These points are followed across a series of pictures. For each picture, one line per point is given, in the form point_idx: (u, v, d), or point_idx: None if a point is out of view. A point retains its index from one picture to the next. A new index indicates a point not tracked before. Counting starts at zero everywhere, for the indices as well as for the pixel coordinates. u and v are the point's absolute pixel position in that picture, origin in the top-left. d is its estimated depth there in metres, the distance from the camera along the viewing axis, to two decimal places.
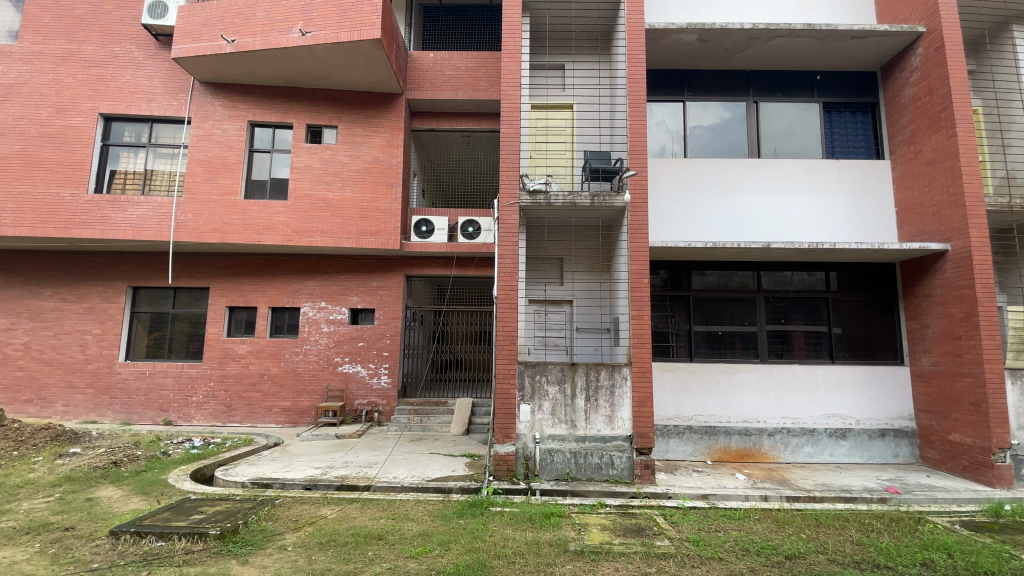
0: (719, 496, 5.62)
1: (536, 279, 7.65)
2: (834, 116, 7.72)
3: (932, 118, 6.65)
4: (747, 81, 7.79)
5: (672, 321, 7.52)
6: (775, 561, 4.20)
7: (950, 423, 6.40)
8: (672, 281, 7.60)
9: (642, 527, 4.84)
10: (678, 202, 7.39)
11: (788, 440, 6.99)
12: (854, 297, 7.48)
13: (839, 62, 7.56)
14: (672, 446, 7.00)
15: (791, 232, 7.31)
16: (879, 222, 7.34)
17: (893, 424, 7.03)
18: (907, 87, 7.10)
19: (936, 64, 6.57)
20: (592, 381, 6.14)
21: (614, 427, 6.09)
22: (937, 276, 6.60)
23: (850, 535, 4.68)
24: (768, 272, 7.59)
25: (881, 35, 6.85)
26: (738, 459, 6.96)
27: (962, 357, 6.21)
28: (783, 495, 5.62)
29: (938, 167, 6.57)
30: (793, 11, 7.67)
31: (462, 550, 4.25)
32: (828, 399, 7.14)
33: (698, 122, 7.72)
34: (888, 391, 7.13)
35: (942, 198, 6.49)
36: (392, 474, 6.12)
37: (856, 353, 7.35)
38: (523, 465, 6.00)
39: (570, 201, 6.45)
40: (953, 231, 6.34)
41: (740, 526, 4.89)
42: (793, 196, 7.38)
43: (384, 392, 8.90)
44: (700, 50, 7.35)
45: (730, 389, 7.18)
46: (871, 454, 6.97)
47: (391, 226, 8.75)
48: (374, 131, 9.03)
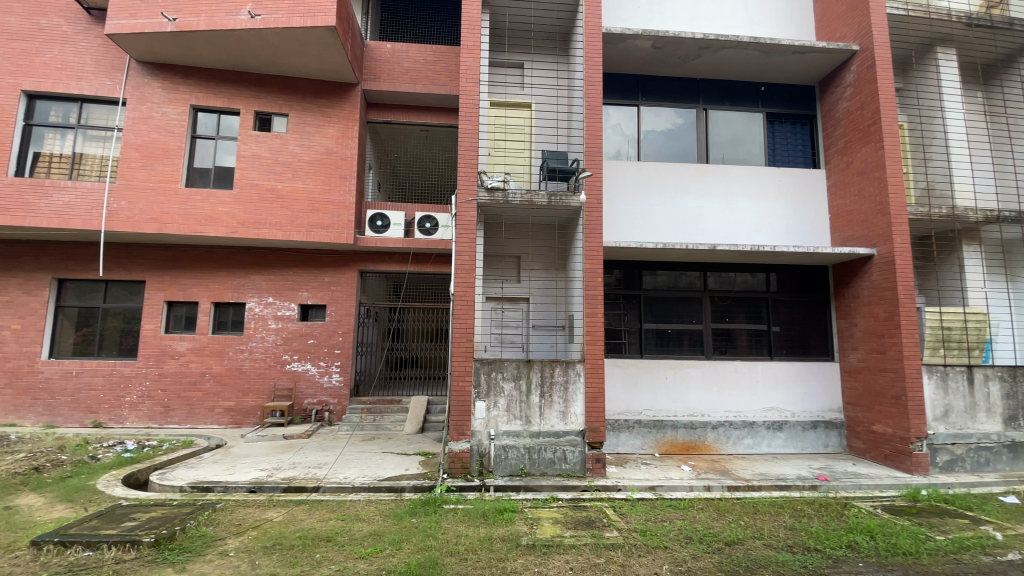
0: (666, 486, 5.84)
1: (493, 276, 7.66)
2: (776, 126, 8.16)
3: (862, 132, 7.15)
4: (697, 89, 8.10)
5: (625, 319, 7.73)
6: (716, 547, 4.41)
7: (874, 414, 6.93)
8: (624, 280, 7.82)
9: (593, 519, 4.96)
10: (631, 202, 7.59)
11: (730, 433, 7.35)
12: (791, 297, 7.95)
13: (781, 75, 7.99)
14: (622, 440, 7.20)
15: (736, 235, 7.67)
16: (815, 227, 7.83)
17: (824, 416, 7.54)
18: (842, 101, 7.60)
19: (867, 82, 7.07)
20: (546, 378, 6.23)
21: (567, 422, 6.21)
22: (864, 278, 7.12)
23: (784, 520, 5.00)
24: (713, 273, 7.95)
25: (819, 51, 7.29)
26: (684, 451, 7.25)
27: (885, 354, 6.74)
28: (725, 485, 5.92)
29: (867, 177, 7.07)
30: (742, 24, 8.02)
31: (414, 549, 4.21)
32: (766, 393, 7.56)
33: (652, 127, 7.96)
34: (820, 385, 7.63)
35: (870, 206, 7.00)
36: (342, 475, 5.96)
37: (793, 350, 7.82)
38: (478, 461, 6.01)
39: (528, 199, 6.52)
40: (879, 236, 6.85)
41: (684, 515, 5.11)
42: (738, 200, 7.75)
43: (335, 391, 8.68)
44: (655, 56, 7.57)
45: (677, 385, 7.45)
46: (804, 444, 7.42)
47: (345, 219, 8.51)
48: (327, 121, 8.75)
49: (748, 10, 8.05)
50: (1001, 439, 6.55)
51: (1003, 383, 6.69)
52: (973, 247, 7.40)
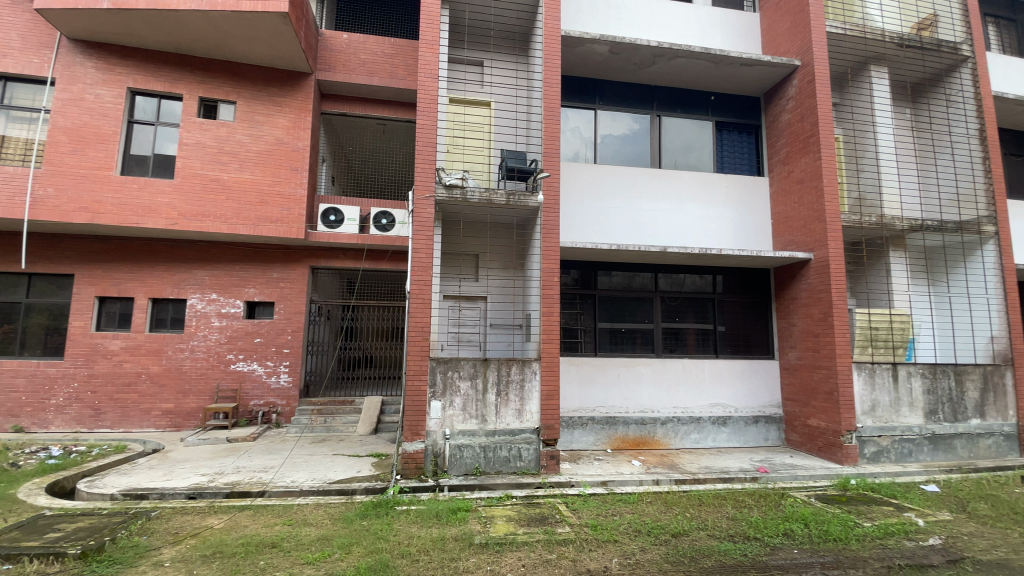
0: (616, 481, 5.99)
1: (450, 274, 7.62)
2: (724, 134, 8.52)
3: (802, 143, 7.57)
4: (652, 95, 8.33)
5: (580, 318, 7.86)
6: (663, 539, 4.57)
7: (809, 409, 7.37)
8: (581, 280, 7.95)
9: (545, 516, 5.02)
10: (587, 204, 7.72)
11: (678, 428, 7.62)
12: (736, 299, 8.33)
13: (729, 86, 8.35)
14: (576, 437, 7.33)
15: (687, 238, 7.95)
16: (759, 231, 8.23)
17: (764, 411, 7.94)
18: (784, 113, 8.03)
19: (807, 96, 7.49)
20: (503, 376, 6.25)
21: (523, 420, 6.25)
22: (802, 281, 7.55)
23: (727, 511, 5.24)
24: (664, 274, 8.22)
25: (765, 65, 7.65)
26: (635, 446, 7.45)
27: (819, 352, 7.17)
28: (673, 478, 6.13)
29: (806, 186, 7.49)
30: (695, 34, 8.31)
31: (364, 552, 4.12)
32: (712, 389, 7.89)
33: (608, 131, 8.13)
34: (761, 381, 8.03)
35: (808, 213, 7.42)
36: (289, 479, 5.76)
37: (737, 348, 8.19)
38: (432, 462, 5.95)
39: (486, 198, 6.51)
40: (816, 242, 7.27)
41: (634, 509, 5.26)
42: (689, 204, 8.03)
43: (283, 391, 8.36)
44: (612, 61, 7.72)
45: (629, 382, 7.65)
46: (747, 438, 7.79)
47: (295, 213, 8.21)
48: (278, 110, 8.42)
49: (700, 21, 8.34)
50: (922, 431, 7.09)
51: (924, 379, 7.22)
52: (899, 254, 7.98)
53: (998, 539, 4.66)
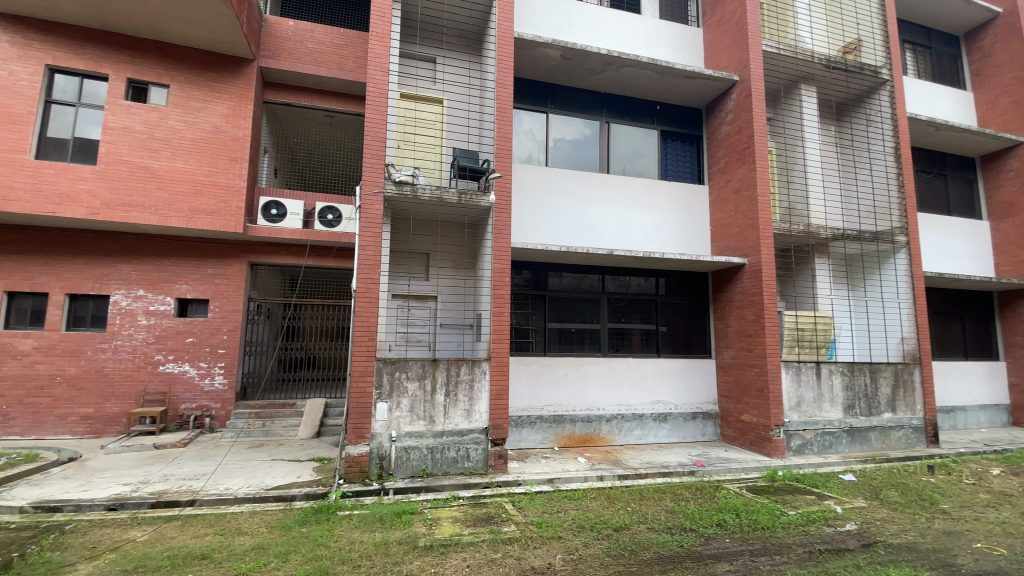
0: (562, 478, 6.10)
1: (400, 273, 7.45)
2: (669, 143, 8.86)
3: (739, 154, 7.99)
4: (602, 102, 8.54)
5: (531, 318, 7.93)
6: (605, 533, 4.71)
7: (742, 405, 7.81)
8: (533, 281, 8.03)
9: (492, 515, 5.04)
10: (538, 205, 7.81)
11: (622, 425, 7.87)
12: (678, 300, 8.70)
13: (674, 97, 8.69)
14: (524, 436, 7.41)
15: (633, 241, 8.21)
16: (699, 237, 8.63)
17: (702, 408, 8.35)
18: (723, 125, 8.46)
19: (745, 109, 7.92)
20: (452, 376, 6.22)
21: (471, 420, 6.24)
22: (737, 284, 8.00)
23: (666, 504, 5.46)
24: (612, 276, 8.45)
25: (707, 78, 8.03)
26: (581, 443, 7.63)
27: (752, 351, 7.61)
28: (616, 474, 6.33)
29: (742, 195, 7.93)
30: (644, 44, 8.59)
31: (303, 560, 3.99)
32: (654, 387, 8.19)
33: (560, 135, 8.26)
34: (699, 379, 8.43)
35: (744, 221, 7.86)
36: (222, 486, 5.47)
37: (677, 348, 8.55)
38: (377, 465, 5.82)
39: (437, 195, 6.45)
40: (750, 248, 7.72)
41: (578, 505, 5.38)
42: (635, 209, 8.30)
43: (218, 394, 7.92)
44: (564, 66, 7.85)
45: (577, 381, 7.81)
46: (685, 433, 8.16)
47: (234, 206, 7.80)
48: (216, 97, 7.96)
49: (648, 33, 8.64)
50: (841, 424, 7.68)
51: (843, 376, 7.82)
52: (824, 260, 8.52)
53: (905, 523, 5.12)
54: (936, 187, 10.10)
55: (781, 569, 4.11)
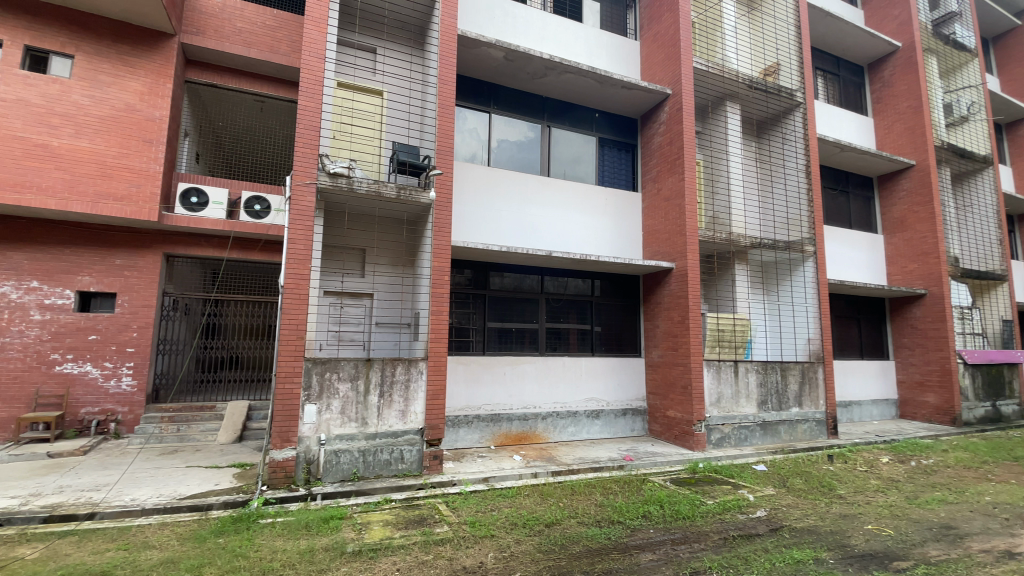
0: (497, 477, 6.14)
1: (332, 269, 7.15)
2: (606, 150, 9.16)
3: (670, 164, 8.43)
4: (543, 106, 8.68)
5: (471, 317, 7.92)
6: (537, 529, 4.81)
7: (668, 401, 8.24)
8: (474, 280, 8.02)
9: (424, 517, 4.99)
10: (479, 205, 7.80)
11: (557, 422, 8.06)
12: (612, 302, 9.03)
13: (612, 106, 9.00)
14: (461, 435, 7.37)
15: (571, 243, 8.41)
16: (632, 241, 9.00)
17: (632, 404, 8.72)
18: (656, 136, 8.87)
19: (676, 122, 8.36)
20: (387, 376, 6.08)
21: (406, 421, 6.13)
22: (665, 287, 8.44)
23: (596, 498, 5.66)
24: (550, 277, 8.62)
25: (642, 89, 8.39)
26: (517, 441, 7.72)
27: (677, 350, 8.05)
28: (549, 470, 6.47)
29: (672, 203, 8.35)
30: (585, 52, 8.82)
31: (218, 573, 3.75)
32: (588, 385, 8.46)
33: (504, 136, 8.31)
34: (630, 378, 8.81)
35: (673, 227, 8.28)
36: (128, 497, 5.02)
37: (610, 347, 8.87)
38: (304, 469, 5.58)
39: (374, 189, 6.27)
40: (677, 254, 8.16)
41: (512, 503, 5.45)
42: (574, 212, 8.51)
43: (125, 397, 7.26)
44: (507, 68, 7.90)
45: (514, 380, 7.90)
46: (616, 429, 8.49)
47: (148, 191, 7.17)
48: (129, 72, 7.28)
49: (589, 41, 8.88)
50: (755, 418, 8.31)
51: (758, 373, 8.47)
52: (742, 267, 9.18)
53: (807, 508, 5.62)
54: (840, 203, 11.17)
55: (698, 556, 4.37)
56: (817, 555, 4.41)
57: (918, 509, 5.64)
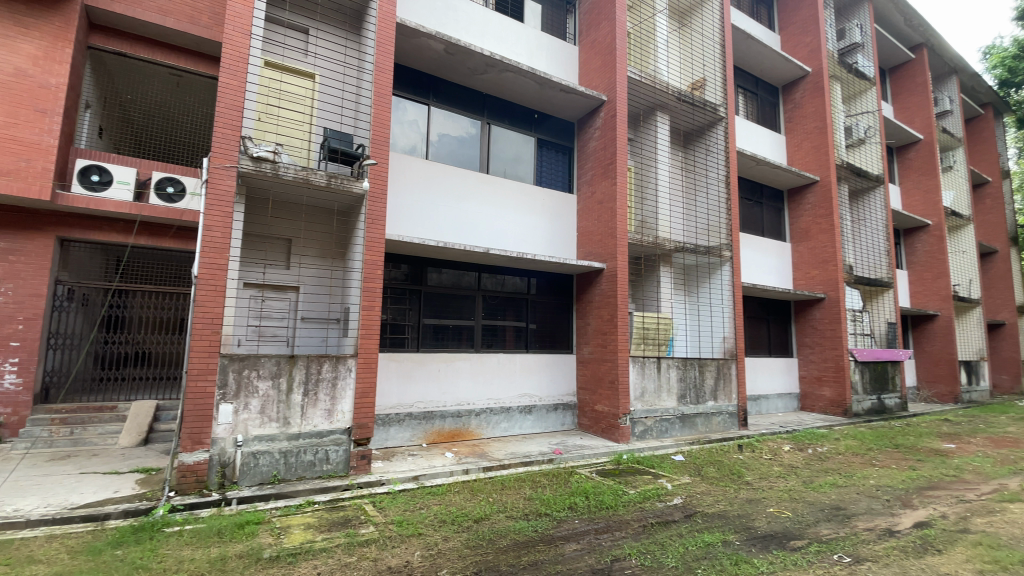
0: (428, 475, 6.09)
1: (253, 259, 6.75)
2: (544, 151, 9.32)
3: (604, 168, 8.73)
4: (483, 102, 8.68)
5: (407, 314, 7.77)
6: (465, 525, 4.82)
7: (596, 397, 8.55)
8: (411, 275, 7.89)
9: (349, 518, 4.86)
10: (415, 199, 7.65)
11: (490, 418, 8.12)
12: (547, 300, 9.21)
13: (551, 108, 9.16)
14: (392, 434, 7.22)
15: (507, 241, 8.48)
16: (567, 241, 9.23)
17: (563, 400, 8.97)
18: (591, 140, 9.15)
19: (610, 127, 8.66)
20: (312, 374, 5.83)
21: (332, 421, 5.93)
22: (597, 287, 8.74)
23: (525, 492, 5.78)
24: (487, 274, 8.64)
25: (579, 94, 8.61)
26: (449, 439, 7.69)
27: (606, 347, 8.37)
28: (481, 466, 6.51)
29: (605, 206, 8.66)
30: (525, 52, 8.90)
31: None
32: (522, 381, 8.59)
33: (444, 130, 8.22)
34: (562, 374, 9.05)
35: (606, 230, 8.58)
36: (9, 508, 4.48)
37: (544, 344, 9.05)
38: (217, 473, 5.24)
39: (303, 176, 5.99)
40: (608, 255, 8.49)
41: (440, 500, 5.43)
42: (511, 211, 8.57)
43: (8, 397, 6.43)
44: (448, 61, 7.81)
45: (447, 377, 7.85)
46: (547, 424, 8.70)
47: (39, 167, 6.39)
48: (20, 32, 6.47)
49: (530, 41, 8.97)
50: (675, 412, 8.82)
51: (678, 369, 9.00)
52: (667, 270, 9.70)
53: (718, 494, 6.07)
54: (755, 213, 12.09)
55: (619, 544, 4.59)
56: (726, 537, 4.78)
57: (813, 492, 6.26)
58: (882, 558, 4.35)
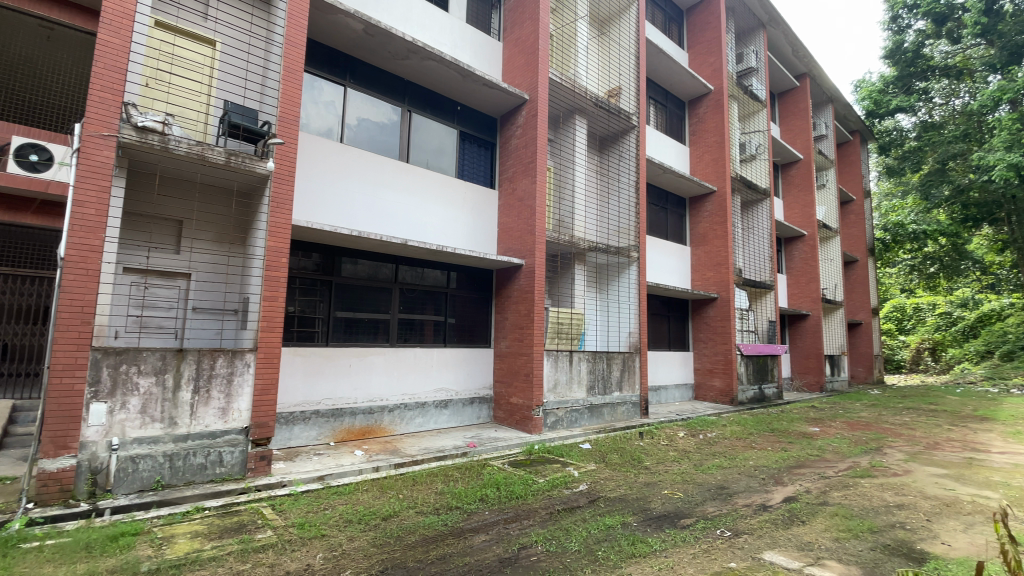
0: (334, 474, 5.85)
1: (135, 241, 6.01)
2: (466, 144, 9.27)
3: (525, 166, 8.89)
4: (404, 89, 8.43)
5: (317, 306, 7.39)
6: (372, 524, 4.71)
7: (511, 390, 8.73)
8: (323, 265, 7.50)
9: (244, 524, 4.54)
10: (328, 184, 7.25)
11: (404, 413, 7.98)
12: (465, 294, 9.21)
13: (474, 101, 9.13)
14: (296, 433, 6.84)
15: (426, 234, 8.33)
16: (487, 237, 9.28)
17: (479, 393, 9.06)
18: (513, 137, 9.27)
19: (531, 126, 8.85)
20: (204, 370, 5.37)
21: (227, 420, 5.50)
22: (515, 282, 8.91)
23: (436, 487, 5.76)
24: (405, 266, 8.45)
25: (503, 91, 8.67)
26: (359, 436, 7.45)
27: (522, 341, 8.57)
28: (392, 463, 6.38)
29: (524, 203, 8.82)
30: (449, 42, 8.77)
31: None
32: (438, 375, 8.53)
33: (363, 115, 7.89)
34: (478, 368, 9.11)
35: (525, 226, 8.76)
36: None
37: (462, 338, 9.05)
38: (87, 482, 4.65)
39: (197, 152, 5.44)
40: (526, 251, 8.67)
41: (347, 499, 5.25)
42: (430, 202, 8.43)
43: None
44: (367, 43, 7.48)
45: (359, 372, 7.57)
46: (463, 417, 8.74)
47: None
48: None
49: (454, 32, 8.85)
50: (584, 403, 9.26)
51: (589, 362, 9.46)
52: (581, 267, 10.11)
53: (620, 479, 6.48)
54: (660, 217, 12.98)
55: (527, 532, 4.74)
56: (625, 519, 5.11)
57: (702, 473, 6.90)
58: (756, 530, 4.89)
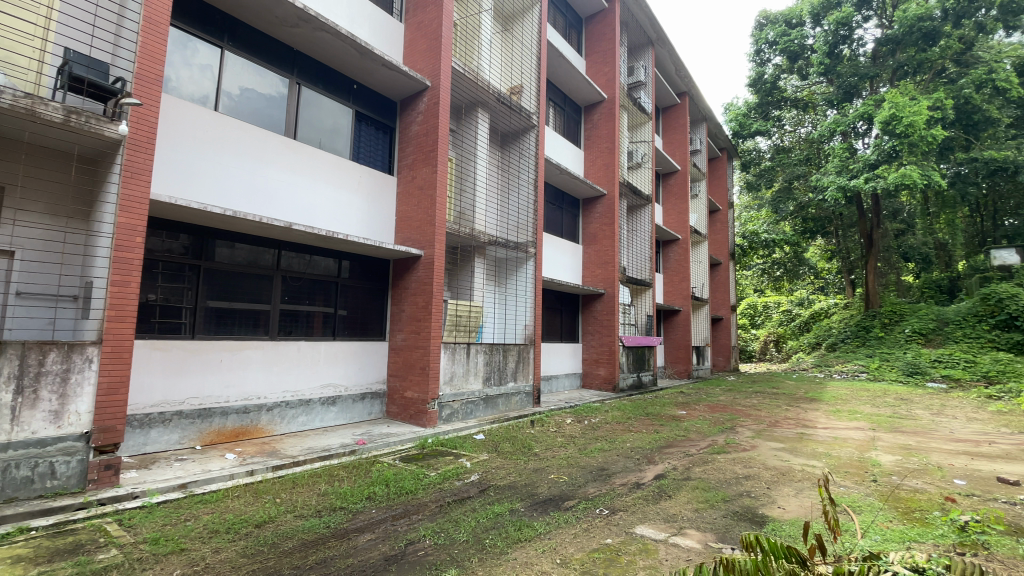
0: (199, 481, 5.28)
1: None
2: (363, 126, 8.82)
3: (425, 154, 8.72)
4: (293, 59, 7.77)
5: (184, 294, 6.58)
6: (244, 532, 4.35)
7: (406, 384, 8.57)
8: (192, 248, 6.69)
9: (83, 543, 3.94)
10: (198, 157, 6.45)
11: (285, 412, 7.44)
12: (359, 285, 8.82)
13: (373, 82, 8.72)
14: (153, 437, 6.06)
15: (316, 218, 7.80)
16: (383, 225, 8.95)
17: (371, 388, 8.76)
18: (414, 124, 9.03)
19: (432, 115, 8.70)
20: (30, 366, 4.51)
21: (61, 425, 4.67)
22: (412, 274, 8.73)
23: (319, 488, 5.46)
24: (290, 253, 7.82)
25: (403, 74, 8.38)
26: (232, 438, 6.79)
27: (419, 334, 8.44)
28: (269, 466, 5.91)
29: (423, 193, 8.66)
30: (346, 17, 8.25)
31: None
32: (325, 370, 8.09)
33: (243, 83, 7.13)
34: (370, 361, 8.80)
35: (423, 217, 8.61)
36: None
37: (354, 331, 8.66)
38: None
39: (25, 106, 4.47)
40: (425, 243, 8.53)
41: (214, 508, 4.78)
42: (321, 185, 7.89)
43: None
44: (249, 3, 6.76)
45: (234, 367, 6.90)
46: (353, 414, 8.41)
47: None
48: None
49: (351, 6, 8.34)
50: (479, 394, 9.39)
51: (485, 354, 9.63)
52: (480, 261, 10.18)
53: (510, 467, 6.70)
54: (556, 215, 13.54)
55: (415, 527, 4.70)
56: (513, 506, 5.30)
57: (585, 457, 7.38)
58: (630, 506, 5.37)
